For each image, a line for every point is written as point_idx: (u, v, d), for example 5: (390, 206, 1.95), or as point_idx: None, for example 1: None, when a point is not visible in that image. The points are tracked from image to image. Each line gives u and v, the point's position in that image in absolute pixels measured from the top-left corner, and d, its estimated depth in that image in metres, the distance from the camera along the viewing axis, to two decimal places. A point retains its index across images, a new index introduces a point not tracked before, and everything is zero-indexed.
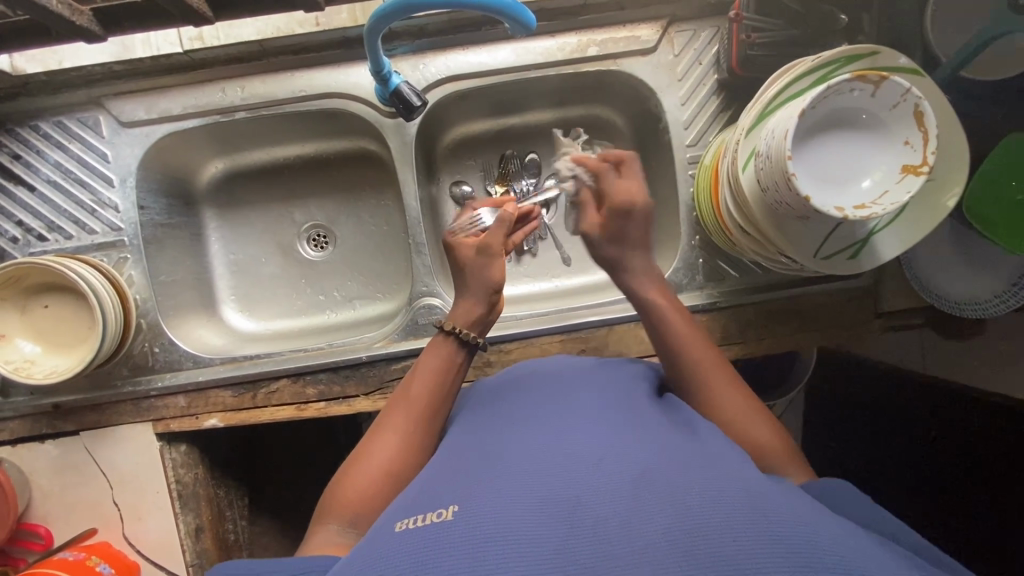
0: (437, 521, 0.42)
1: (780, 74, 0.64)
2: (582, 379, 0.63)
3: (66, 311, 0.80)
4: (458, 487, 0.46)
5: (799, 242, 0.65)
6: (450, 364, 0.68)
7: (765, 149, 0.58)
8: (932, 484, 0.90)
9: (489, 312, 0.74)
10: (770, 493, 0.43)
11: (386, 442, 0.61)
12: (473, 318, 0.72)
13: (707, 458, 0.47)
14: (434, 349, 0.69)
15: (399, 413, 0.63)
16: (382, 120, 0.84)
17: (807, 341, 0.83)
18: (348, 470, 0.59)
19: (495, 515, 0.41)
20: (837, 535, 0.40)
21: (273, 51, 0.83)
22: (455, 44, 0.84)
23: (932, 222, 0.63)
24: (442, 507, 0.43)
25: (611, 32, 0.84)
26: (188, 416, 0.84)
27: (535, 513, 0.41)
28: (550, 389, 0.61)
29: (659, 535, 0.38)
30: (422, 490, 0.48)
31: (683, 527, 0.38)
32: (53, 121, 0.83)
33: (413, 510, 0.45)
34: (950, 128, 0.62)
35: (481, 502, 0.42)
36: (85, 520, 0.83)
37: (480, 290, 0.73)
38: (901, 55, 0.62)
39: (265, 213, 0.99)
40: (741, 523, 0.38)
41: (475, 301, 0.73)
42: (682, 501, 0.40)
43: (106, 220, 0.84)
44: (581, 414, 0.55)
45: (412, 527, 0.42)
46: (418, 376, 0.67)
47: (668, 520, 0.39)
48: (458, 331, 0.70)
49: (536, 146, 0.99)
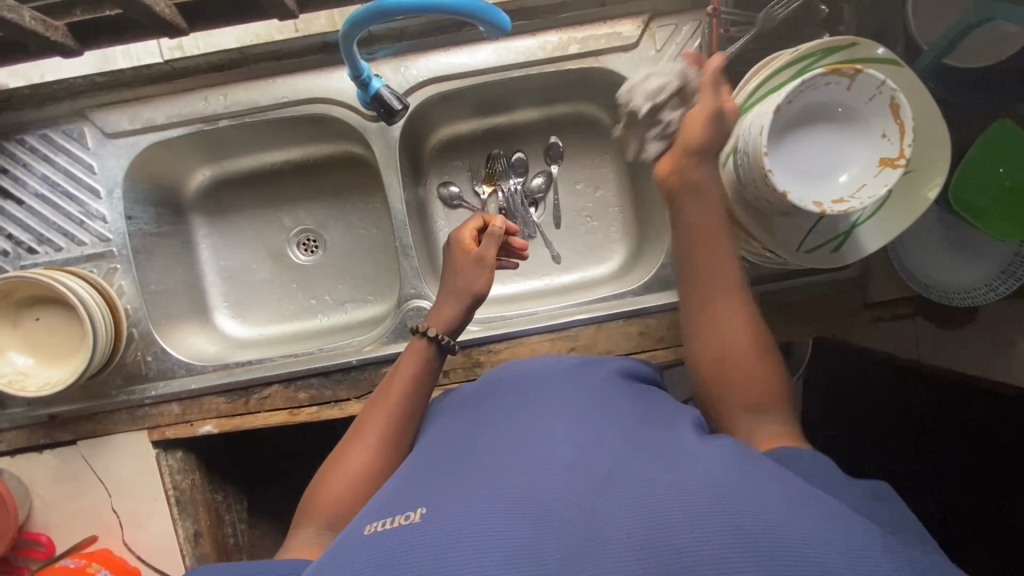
0: (401, 525, 0.43)
1: (759, 69, 0.63)
2: (564, 376, 0.63)
3: (58, 323, 0.81)
4: (429, 491, 0.46)
5: (781, 236, 0.65)
6: (427, 368, 0.69)
7: (743, 145, 0.58)
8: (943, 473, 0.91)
9: (466, 317, 0.73)
10: (735, 474, 0.41)
11: (362, 445, 0.62)
12: (450, 322, 0.71)
13: (679, 448, 0.46)
14: (412, 352, 0.69)
15: (376, 415, 0.64)
16: (366, 124, 0.84)
17: (796, 333, 0.83)
18: (326, 473, 0.61)
19: (457, 516, 0.42)
20: (811, 511, 0.38)
21: (254, 58, 0.83)
22: (434, 46, 0.84)
23: (915, 214, 0.63)
24: (408, 511, 0.44)
25: (592, 29, 0.83)
26: (183, 423, 0.85)
27: (498, 511, 0.42)
28: (535, 388, 0.61)
29: (610, 534, 0.38)
30: (394, 493, 0.49)
31: (638, 524, 0.38)
32: (38, 134, 0.84)
33: (383, 513, 0.46)
34: (930, 119, 0.61)
35: (445, 505, 0.43)
36: (84, 528, 0.84)
37: (461, 295, 0.71)
38: (880, 47, 0.62)
39: (254, 218, 0.99)
40: (698, 512, 0.37)
41: (454, 306, 0.71)
42: (641, 495, 0.40)
43: (95, 231, 0.84)
44: (558, 411, 0.55)
45: (378, 532, 0.43)
46: (396, 378, 0.67)
47: (627, 513, 0.39)
48: (435, 336, 0.70)
49: (522, 145, 0.98)
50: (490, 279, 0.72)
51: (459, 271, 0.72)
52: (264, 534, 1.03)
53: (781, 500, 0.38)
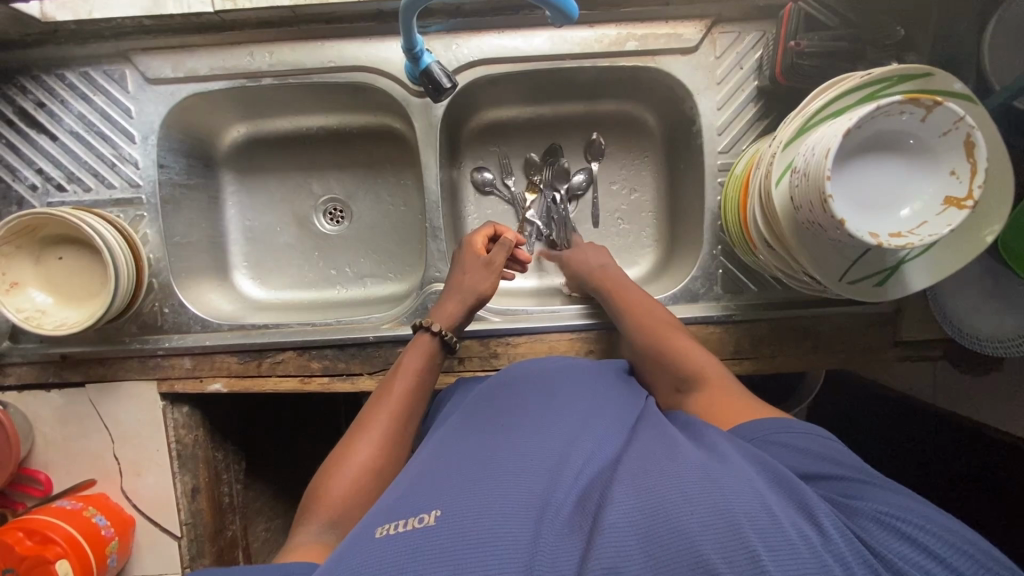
0: (415, 529, 0.44)
1: (824, 89, 0.61)
2: (575, 383, 0.64)
3: (80, 264, 0.80)
4: (437, 492, 0.48)
5: (826, 265, 0.63)
6: (430, 363, 0.71)
7: (803, 165, 0.56)
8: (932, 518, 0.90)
9: (469, 316, 0.77)
10: (733, 473, 0.43)
11: (366, 441, 0.62)
12: (453, 319, 0.75)
13: (681, 448, 0.47)
14: (414, 347, 0.72)
15: (381, 413, 0.65)
16: (410, 99, 0.82)
17: (819, 362, 0.82)
18: (330, 470, 0.59)
19: (474, 527, 0.43)
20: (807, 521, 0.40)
21: (305, 18, 0.81)
22: (490, 26, 0.81)
23: (967, 257, 0.61)
24: (420, 514, 0.45)
25: (652, 27, 0.81)
26: (192, 377, 0.84)
27: (513, 524, 0.43)
28: (540, 390, 0.63)
29: (626, 534, 0.40)
30: (401, 492, 0.50)
31: (645, 524, 0.40)
32: (79, 72, 0.82)
33: (391, 515, 0.47)
34: (998, 161, 0.59)
35: (459, 510, 0.44)
36: (85, 471, 0.84)
37: (465, 294, 0.76)
38: (956, 80, 0.60)
39: (283, 181, 0.98)
40: (706, 515, 0.39)
41: (458, 303, 0.76)
42: (650, 502, 0.41)
43: (125, 176, 0.83)
44: (568, 420, 0.56)
45: (391, 535, 0.44)
46: (401, 373, 0.69)
47: (633, 521, 0.40)
48: (441, 332, 0.72)
49: (562, 139, 0.96)
50: (494, 284, 0.77)
51: (465, 272, 0.77)
52: (258, 496, 1.01)
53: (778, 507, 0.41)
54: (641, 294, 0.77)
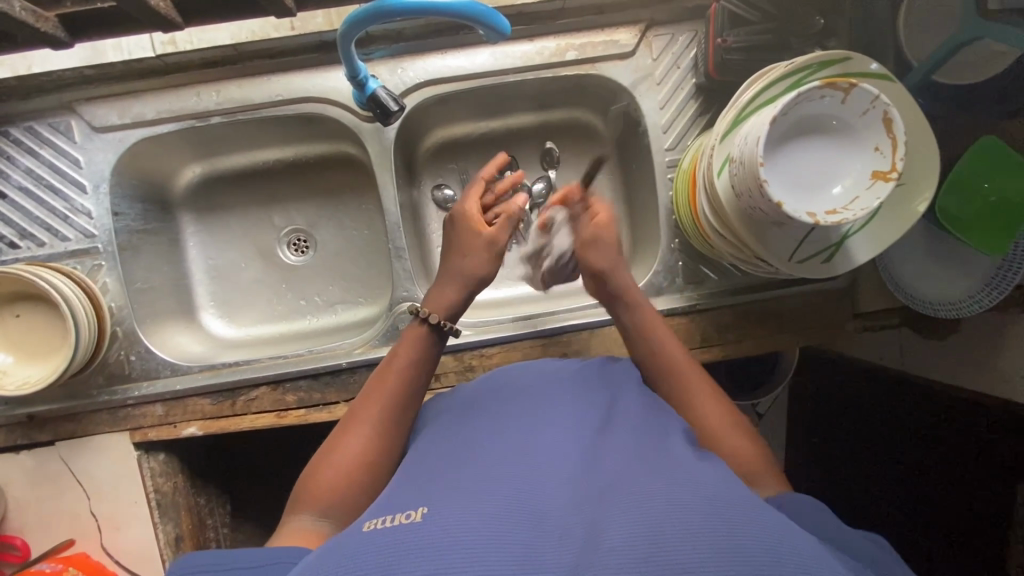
0: (403, 523, 0.43)
1: (754, 81, 0.64)
2: (562, 387, 0.64)
3: (39, 320, 0.79)
4: (423, 493, 0.47)
5: (774, 246, 0.65)
6: (425, 354, 0.69)
7: (739, 155, 0.58)
8: (926, 501, 0.92)
9: (468, 300, 0.74)
10: (734, 492, 0.43)
11: (359, 432, 0.61)
12: (449, 303, 0.72)
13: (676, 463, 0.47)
14: (408, 339, 0.69)
15: (373, 401, 0.64)
16: (360, 125, 0.84)
17: (786, 342, 0.84)
18: (321, 462, 0.59)
19: (459, 517, 0.42)
20: (807, 546, 0.38)
21: (248, 55, 0.82)
22: (433, 49, 0.84)
23: (903, 228, 0.64)
24: (408, 511, 0.45)
25: (590, 36, 0.84)
26: (166, 424, 0.83)
27: (502, 516, 0.42)
28: (524, 395, 0.63)
29: (619, 530, 0.39)
30: (387, 498, 0.50)
31: (640, 529, 0.39)
32: (23, 127, 0.82)
33: (380, 513, 0.47)
34: (919, 134, 0.63)
35: (447, 504, 0.44)
36: (62, 531, 0.81)
37: (458, 274, 0.72)
38: (873, 61, 0.63)
39: (243, 217, 0.98)
40: (702, 526, 0.38)
41: (457, 287, 0.72)
42: (641, 503, 0.41)
43: (80, 227, 0.82)
44: (554, 422, 0.56)
45: (378, 528, 0.44)
46: (394, 365, 0.67)
47: (627, 520, 0.39)
48: (436, 321, 0.70)
49: (516, 150, 0.98)
50: (494, 267, 0.74)
51: (464, 251, 0.73)
52: None
53: (772, 521, 0.40)
54: (627, 274, 0.74)
